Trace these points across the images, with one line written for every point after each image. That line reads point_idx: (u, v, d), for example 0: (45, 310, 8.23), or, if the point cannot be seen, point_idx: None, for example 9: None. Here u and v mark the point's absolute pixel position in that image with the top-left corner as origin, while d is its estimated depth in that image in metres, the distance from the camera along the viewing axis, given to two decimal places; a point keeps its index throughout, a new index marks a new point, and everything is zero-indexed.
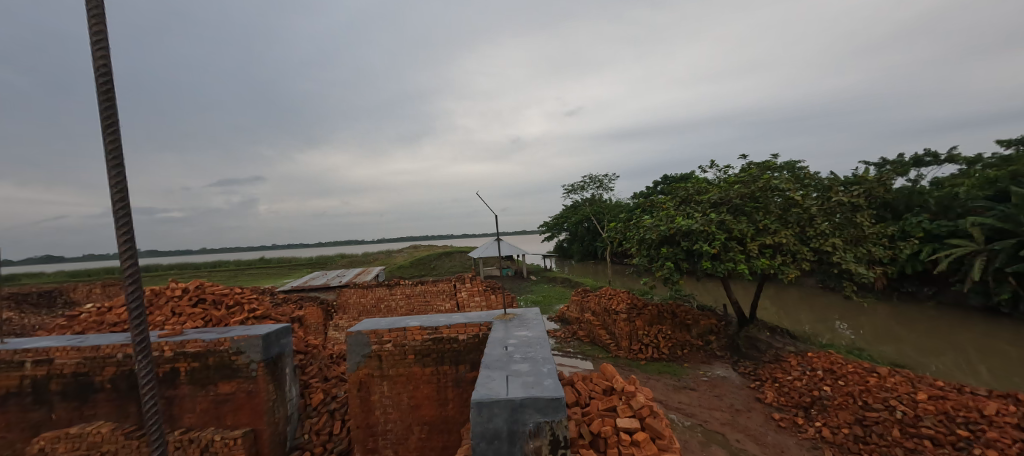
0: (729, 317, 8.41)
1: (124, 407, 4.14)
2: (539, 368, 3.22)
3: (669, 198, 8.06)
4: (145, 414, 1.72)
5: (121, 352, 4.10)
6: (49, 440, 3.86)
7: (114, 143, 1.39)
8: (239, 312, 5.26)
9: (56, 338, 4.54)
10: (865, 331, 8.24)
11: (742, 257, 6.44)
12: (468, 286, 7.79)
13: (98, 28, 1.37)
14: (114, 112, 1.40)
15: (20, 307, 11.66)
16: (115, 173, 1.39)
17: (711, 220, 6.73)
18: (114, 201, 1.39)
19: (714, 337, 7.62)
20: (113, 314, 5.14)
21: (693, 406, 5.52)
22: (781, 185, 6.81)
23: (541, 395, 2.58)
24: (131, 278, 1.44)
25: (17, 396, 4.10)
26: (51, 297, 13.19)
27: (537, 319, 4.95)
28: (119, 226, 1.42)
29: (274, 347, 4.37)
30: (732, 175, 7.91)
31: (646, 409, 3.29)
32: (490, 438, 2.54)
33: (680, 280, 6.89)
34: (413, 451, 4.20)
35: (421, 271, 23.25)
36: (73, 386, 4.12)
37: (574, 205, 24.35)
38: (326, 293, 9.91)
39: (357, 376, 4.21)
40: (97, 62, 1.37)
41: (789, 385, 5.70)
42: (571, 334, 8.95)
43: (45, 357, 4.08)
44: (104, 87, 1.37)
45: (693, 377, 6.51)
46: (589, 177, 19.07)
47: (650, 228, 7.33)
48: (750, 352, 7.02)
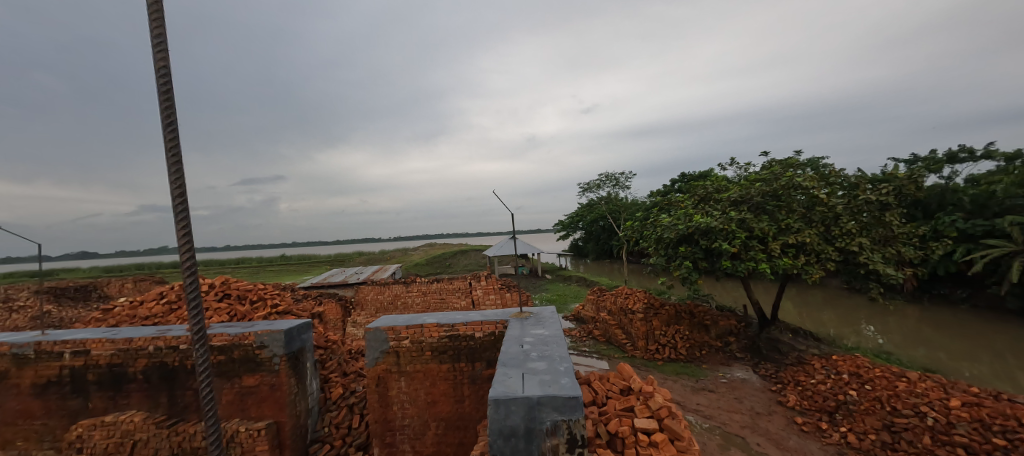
0: (750, 318, 8.22)
1: (156, 397, 4.32)
2: (556, 366, 3.20)
3: (688, 197, 7.94)
4: (201, 399, 1.86)
5: (152, 345, 4.27)
6: (86, 427, 4.04)
7: (173, 140, 1.45)
8: (262, 308, 5.41)
9: (91, 330, 4.76)
10: (893, 334, 7.94)
11: (764, 256, 6.29)
12: (484, 284, 7.82)
13: (158, 30, 1.43)
14: (173, 112, 1.46)
15: (59, 301, 12.24)
16: (173, 167, 1.46)
17: (731, 218, 6.60)
18: (174, 195, 1.45)
19: (734, 338, 7.45)
20: (144, 308, 5.37)
21: (711, 407, 5.43)
22: (805, 183, 6.61)
23: (558, 393, 2.56)
24: (189, 270, 1.57)
25: (57, 384, 4.31)
26: (87, 291, 13.73)
27: (554, 318, 4.91)
28: (178, 220, 1.50)
29: (296, 342, 4.48)
30: (752, 173, 7.70)
31: (665, 410, 3.24)
32: (507, 436, 2.54)
33: (699, 279, 6.75)
34: (430, 447, 4.24)
35: (438, 269, 23.44)
36: (108, 377, 4.30)
37: (589, 204, 24.22)
38: (346, 290, 10.10)
39: (375, 372, 4.28)
40: (157, 64, 1.42)
41: (812, 388, 5.54)
42: (586, 333, 8.87)
43: (83, 348, 4.28)
44: (164, 90, 1.43)
45: (712, 378, 6.38)
46: (605, 176, 18.94)
47: (668, 227, 7.21)
48: (772, 354, 6.84)
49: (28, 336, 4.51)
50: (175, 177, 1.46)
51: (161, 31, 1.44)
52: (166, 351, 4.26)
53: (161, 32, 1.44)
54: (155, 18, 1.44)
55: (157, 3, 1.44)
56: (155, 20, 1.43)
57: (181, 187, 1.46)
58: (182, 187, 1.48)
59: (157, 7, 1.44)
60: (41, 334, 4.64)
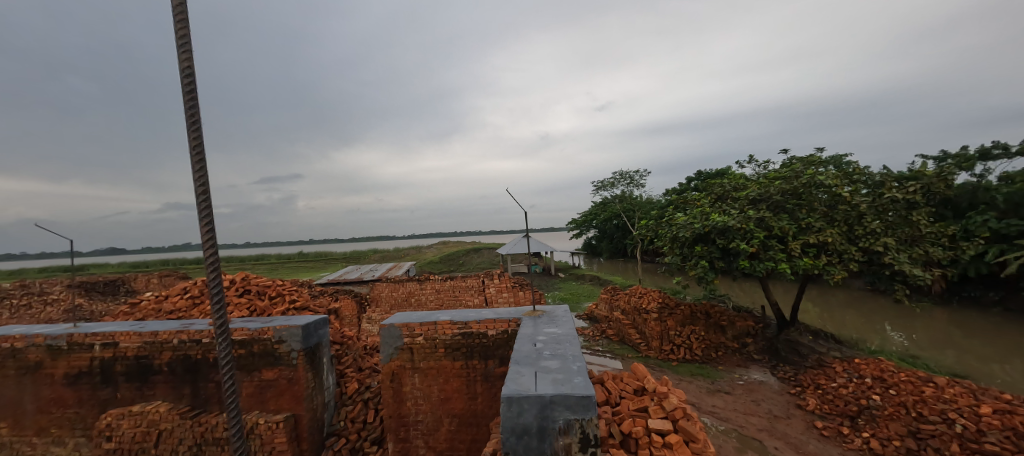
0: (768, 319, 8.04)
1: (180, 388, 4.46)
2: (569, 365, 3.19)
3: (704, 195, 7.82)
4: (224, 391, 1.90)
5: (176, 338, 4.41)
6: (115, 416, 4.20)
7: (197, 139, 1.49)
8: (281, 303, 5.59)
9: (119, 323, 4.95)
10: (920, 337, 7.66)
11: (783, 256, 6.15)
12: (497, 282, 7.83)
13: (183, 32, 1.46)
14: (197, 110, 1.49)
15: (90, 295, 12.80)
16: (197, 165, 1.49)
17: (749, 217, 6.47)
18: (197, 192, 1.48)
19: (751, 339, 7.30)
20: (169, 302, 5.56)
21: (727, 410, 5.32)
22: (827, 181, 6.42)
23: (571, 392, 2.55)
24: (212, 265, 1.60)
25: (88, 375, 4.49)
26: (116, 287, 14.31)
27: (567, 316, 4.90)
28: (202, 218, 1.54)
29: (313, 337, 4.57)
30: (771, 171, 7.52)
31: (680, 412, 3.19)
32: (519, 434, 2.54)
33: (715, 280, 6.62)
34: (442, 443, 4.27)
35: (451, 267, 23.60)
36: (135, 368, 4.46)
37: (603, 203, 24.03)
38: (361, 287, 10.26)
39: (389, 368, 4.33)
40: (183, 64, 1.46)
41: (833, 392, 5.38)
42: (599, 333, 8.82)
43: (111, 340, 4.45)
44: (188, 89, 1.47)
45: (728, 380, 6.26)
46: (618, 175, 18.76)
47: (684, 226, 7.11)
48: (791, 356, 6.67)
49: (61, 328, 4.71)
50: (198, 175, 1.49)
51: (185, 32, 1.47)
52: (189, 344, 4.40)
53: (186, 32, 1.47)
54: (180, 19, 1.46)
55: (182, 4, 1.47)
56: (179, 22, 1.45)
57: (205, 184, 1.50)
58: (205, 185, 1.51)
59: (181, 8, 1.47)
60: (73, 326, 4.83)
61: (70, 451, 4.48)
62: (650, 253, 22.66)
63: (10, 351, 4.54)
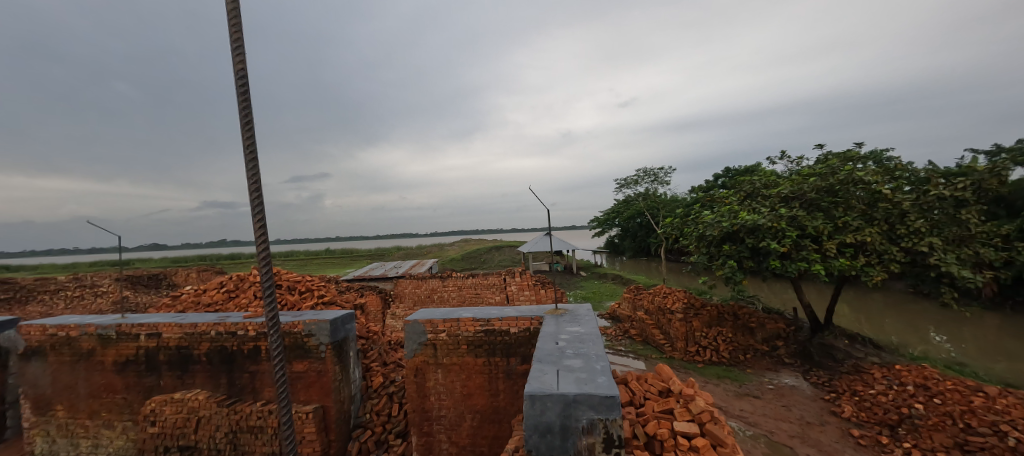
0: (800, 321, 7.73)
1: (217, 378, 4.68)
2: (593, 364, 3.16)
3: (732, 193, 7.61)
4: (276, 382, 1.97)
5: (213, 330, 4.63)
6: (159, 402, 4.46)
7: (251, 139, 1.57)
8: (310, 297, 5.77)
9: (163, 314, 5.24)
10: (968, 344, 7.18)
11: (817, 256, 5.88)
12: (518, 280, 7.75)
13: (237, 36, 1.53)
14: (250, 111, 1.58)
15: (135, 288, 13.56)
16: (250, 164, 1.58)
17: (781, 215, 6.23)
18: (251, 191, 1.58)
19: (781, 342, 7.04)
20: (206, 295, 5.84)
21: (756, 414, 5.16)
22: (867, 178, 6.10)
23: (595, 391, 2.52)
24: (264, 259, 1.70)
25: (134, 363, 4.77)
26: (158, 280, 15.12)
27: (590, 316, 4.85)
28: (255, 216, 1.63)
29: (341, 331, 4.69)
30: (805, 167, 7.22)
31: (707, 414, 3.11)
32: (543, 432, 2.53)
33: (744, 280, 6.40)
34: (465, 438, 4.31)
35: (473, 264, 23.81)
36: (177, 358, 4.71)
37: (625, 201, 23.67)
38: (386, 283, 10.49)
39: (413, 363, 4.40)
40: (237, 67, 1.53)
41: (871, 399, 5.12)
42: (622, 332, 8.73)
43: (155, 331, 4.71)
44: (243, 90, 1.54)
45: (757, 384, 6.06)
46: (642, 172, 18.40)
47: (711, 224, 6.92)
48: (825, 361, 6.38)
49: (110, 318, 5.02)
50: (252, 174, 1.60)
51: (240, 36, 1.54)
52: (226, 336, 4.61)
53: (240, 36, 1.54)
54: (235, 24, 1.53)
55: (235, 8, 1.53)
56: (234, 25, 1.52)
57: (258, 182, 1.59)
58: (258, 183, 1.60)
59: (234, 12, 1.53)
60: (120, 317, 5.14)
61: (119, 433, 4.79)
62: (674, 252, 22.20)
63: (65, 339, 4.87)
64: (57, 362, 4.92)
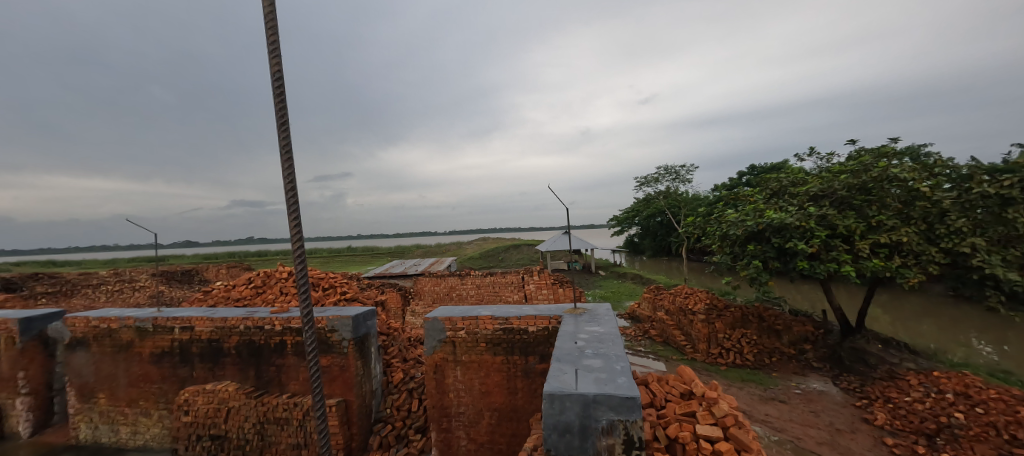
0: (830, 325, 7.44)
1: (245, 370, 4.85)
2: (612, 365, 3.12)
3: (757, 191, 7.39)
4: (310, 375, 2.05)
5: (242, 324, 4.79)
6: (192, 393, 4.66)
7: (286, 139, 1.63)
8: (333, 294, 5.93)
9: (195, 309, 5.48)
10: (1014, 350, 6.76)
11: (849, 257, 5.65)
12: (536, 279, 7.66)
13: (273, 37, 1.59)
14: (285, 111, 1.64)
15: (170, 283, 14.19)
16: (286, 163, 1.64)
17: (810, 214, 6.01)
18: (287, 188, 1.62)
19: (809, 346, 6.80)
20: (236, 290, 6.07)
21: (782, 420, 4.99)
22: (903, 175, 5.81)
23: (615, 392, 2.49)
24: (299, 257, 1.75)
25: (169, 354, 4.99)
26: (191, 275, 15.82)
27: (609, 316, 4.79)
28: (291, 214, 1.68)
29: (362, 328, 4.78)
30: (836, 164, 6.94)
31: (731, 419, 3.02)
32: (562, 431, 2.51)
33: (770, 281, 6.20)
34: (483, 436, 4.33)
35: (491, 262, 23.92)
36: (208, 350, 4.91)
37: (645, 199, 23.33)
38: (406, 281, 10.66)
39: (433, 360, 4.45)
40: (274, 68, 1.58)
41: (907, 407, 4.87)
42: (642, 333, 8.62)
43: (188, 324, 4.91)
44: (279, 90, 1.59)
45: (784, 388, 5.86)
46: (662, 170, 18.04)
47: (735, 224, 6.73)
48: (856, 366, 6.13)
49: (148, 312, 5.27)
50: (288, 173, 1.63)
51: (275, 36, 1.59)
52: (254, 330, 4.77)
53: (276, 38, 1.60)
54: (270, 25, 1.58)
55: (270, 9, 1.58)
56: (271, 26, 1.57)
57: (293, 180, 1.63)
58: (293, 181, 1.66)
59: (270, 14, 1.58)
60: (157, 311, 5.39)
61: (155, 422, 5.03)
62: (697, 252, 21.68)
63: (107, 331, 5.14)
64: (100, 352, 5.20)
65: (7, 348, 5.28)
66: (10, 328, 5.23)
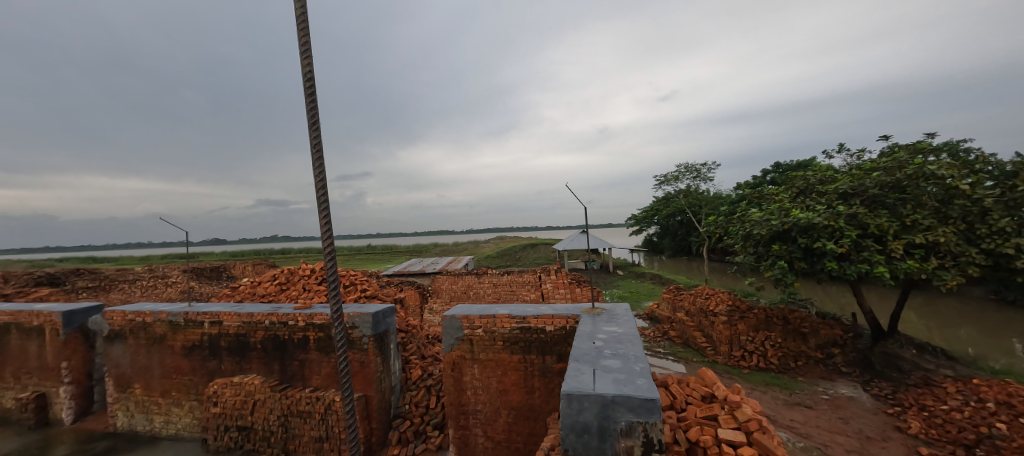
0: (860, 328, 7.15)
1: (270, 364, 5.00)
2: (631, 366, 3.07)
3: (783, 190, 7.18)
4: (339, 370, 2.09)
5: (267, 320, 4.95)
6: (221, 385, 4.84)
7: (317, 139, 1.68)
8: (353, 291, 6.05)
9: (224, 304, 5.68)
10: None
11: (881, 258, 5.41)
12: (553, 278, 7.64)
13: (305, 39, 1.64)
14: (316, 111, 1.69)
15: (200, 279, 14.77)
16: (317, 163, 1.68)
17: (839, 213, 5.79)
18: (318, 188, 1.67)
19: (838, 350, 6.55)
20: (262, 287, 6.27)
21: (808, 426, 4.83)
22: (941, 172, 5.53)
23: (634, 393, 2.45)
24: (329, 254, 1.79)
25: (199, 348, 5.19)
26: (219, 272, 16.43)
27: (628, 315, 4.73)
28: (321, 213, 1.71)
29: (382, 325, 4.86)
30: (867, 161, 6.67)
31: (755, 423, 2.92)
32: (580, 432, 2.50)
33: (796, 282, 6.01)
34: (501, 434, 4.35)
35: (508, 261, 23.97)
36: (236, 345, 5.08)
37: (665, 198, 22.93)
38: (424, 279, 10.80)
39: (451, 357, 4.50)
40: (306, 70, 1.64)
41: (943, 416, 4.64)
42: (661, 334, 8.50)
43: (217, 319, 5.10)
44: (310, 91, 1.65)
45: (810, 394, 5.67)
46: (682, 168, 17.68)
47: (759, 223, 6.55)
48: (888, 372, 5.87)
49: (179, 306, 5.50)
50: (319, 173, 1.68)
51: (307, 39, 1.65)
52: (279, 325, 4.92)
53: (307, 41, 1.65)
54: (302, 28, 1.64)
55: (303, 13, 1.64)
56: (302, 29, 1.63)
57: (324, 179, 1.67)
58: (323, 181, 1.70)
59: (303, 18, 1.64)
60: (187, 305, 5.61)
61: (186, 411, 5.24)
62: (718, 253, 21.17)
63: (142, 324, 5.38)
64: (136, 345, 5.45)
65: (52, 339, 5.60)
66: (54, 320, 5.55)
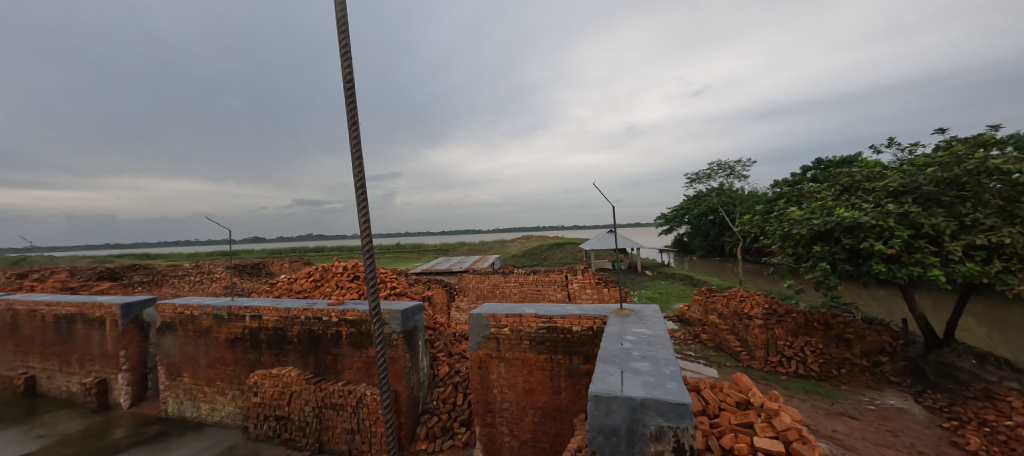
0: (912, 335, 6.68)
1: (306, 358, 5.22)
2: (661, 369, 3.00)
3: (825, 187, 6.81)
4: (377, 364, 2.17)
5: (303, 315, 5.16)
6: (261, 376, 5.09)
7: (356, 140, 1.76)
8: (384, 288, 6.22)
9: (263, 299, 5.99)
10: None
11: (937, 260, 5.03)
12: (580, 278, 7.59)
13: (344, 43, 1.75)
14: (355, 114, 1.78)
15: (241, 275, 15.58)
16: (356, 163, 1.76)
17: (888, 212, 5.43)
18: (358, 188, 1.74)
19: (886, 358, 6.15)
20: (297, 283, 6.55)
21: (852, 437, 4.55)
22: (1007, 166, 5.07)
23: (665, 397, 2.39)
24: (368, 252, 1.85)
25: (241, 340, 5.49)
26: (259, 269, 17.28)
27: (657, 317, 4.62)
28: (361, 213, 1.78)
29: (410, 322, 4.97)
30: (921, 156, 6.22)
31: (794, 432, 2.76)
32: (608, 434, 2.46)
33: (839, 285, 5.69)
34: (527, 433, 4.35)
35: (533, 261, 23.90)
36: (274, 338, 5.33)
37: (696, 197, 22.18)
38: (451, 277, 10.95)
39: (477, 355, 4.53)
40: (346, 72, 1.75)
41: (1008, 433, 4.26)
42: (692, 337, 8.27)
43: (257, 313, 5.36)
44: (349, 94, 1.75)
45: (854, 404, 5.34)
46: (715, 165, 17.04)
47: (798, 222, 6.24)
48: (944, 383, 5.44)
49: (223, 301, 5.83)
50: (359, 174, 1.75)
51: (346, 43, 1.76)
52: (313, 320, 5.12)
53: (346, 46, 1.75)
54: (343, 33, 1.75)
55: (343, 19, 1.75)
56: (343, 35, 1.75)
57: (363, 180, 1.74)
58: (362, 179, 1.77)
59: (343, 24, 1.75)
60: (231, 300, 5.93)
61: (229, 400, 5.55)
62: (754, 253, 20.28)
63: (190, 317, 5.74)
64: (184, 336, 5.82)
65: (111, 329, 6.06)
66: (113, 312, 6.00)
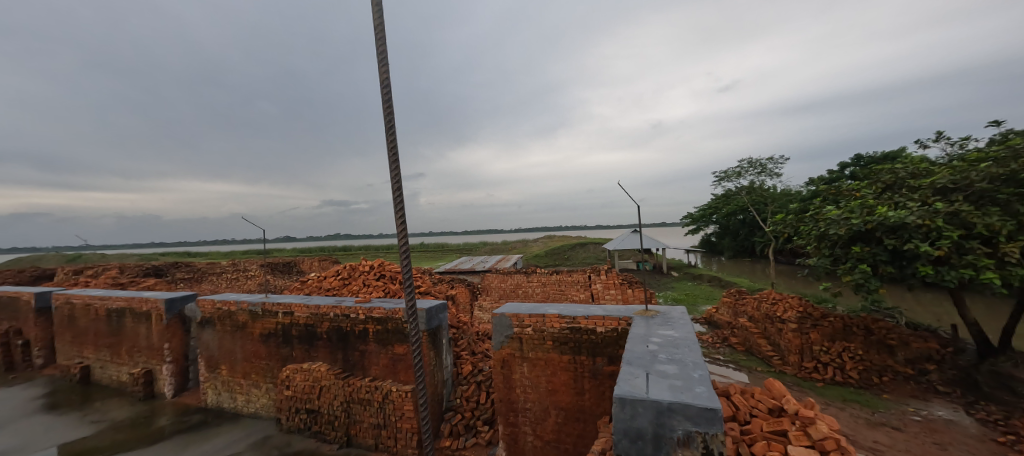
0: (962, 343, 6.25)
1: (334, 354, 5.39)
2: (689, 372, 2.93)
3: (865, 185, 6.47)
4: (413, 362, 2.21)
5: (331, 312, 5.33)
6: (293, 370, 5.30)
7: (393, 143, 1.80)
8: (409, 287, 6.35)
9: (295, 296, 6.23)
10: None
11: (991, 262, 4.68)
12: (603, 279, 7.51)
13: (381, 49, 1.79)
14: (392, 118, 1.82)
15: (274, 273, 16.22)
16: (393, 165, 1.80)
17: (935, 211, 5.10)
18: (394, 189, 1.78)
19: (933, 367, 5.78)
20: (327, 281, 6.76)
21: (894, 449, 4.31)
22: None
23: (692, 401, 2.33)
24: (404, 252, 1.90)
25: (274, 336, 5.72)
26: (290, 267, 17.97)
27: (685, 319, 4.51)
28: (397, 214, 1.82)
29: (434, 320, 5.05)
30: (973, 150, 5.81)
31: (832, 443, 2.65)
32: (633, 438, 2.42)
33: (881, 288, 5.40)
34: (550, 433, 4.34)
35: (555, 261, 23.79)
36: (305, 334, 5.53)
37: (725, 196, 21.45)
38: (475, 277, 11.02)
39: (500, 355, 4.57)
40: (383, 77, 1.79)
41: None
42: (720, 340, 8.05)
43: (289, 310, 5.58)
44: (386, 98, 1.80)
45: (896, 414, 5.05)
46: (746, 163, 16.40)
47: (835, 222, 5.96)
48: (999, 394, 5.06)
49: (258, 298, 6.09)
50: (395, 176, 1.79)
51: (383, 49, 1.80)
52: (342, 317, 5.28)
53: (383, 51, 1.79)
54: (380, 40, 1.80)
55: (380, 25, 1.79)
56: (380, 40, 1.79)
57: (399, 182, 1.78)
58: (399, 181, 1.81)
59: (380, 30, 1.79)
60: (265, 296, 6.19)
61: (263, 392, 5.80)
62: (787, 254, 19.39)
63: (227, 313, 6.04)
64: (222, 330, 6.12)
65: (157, 323, 6.45)
66: (159, 306, 6.38)
